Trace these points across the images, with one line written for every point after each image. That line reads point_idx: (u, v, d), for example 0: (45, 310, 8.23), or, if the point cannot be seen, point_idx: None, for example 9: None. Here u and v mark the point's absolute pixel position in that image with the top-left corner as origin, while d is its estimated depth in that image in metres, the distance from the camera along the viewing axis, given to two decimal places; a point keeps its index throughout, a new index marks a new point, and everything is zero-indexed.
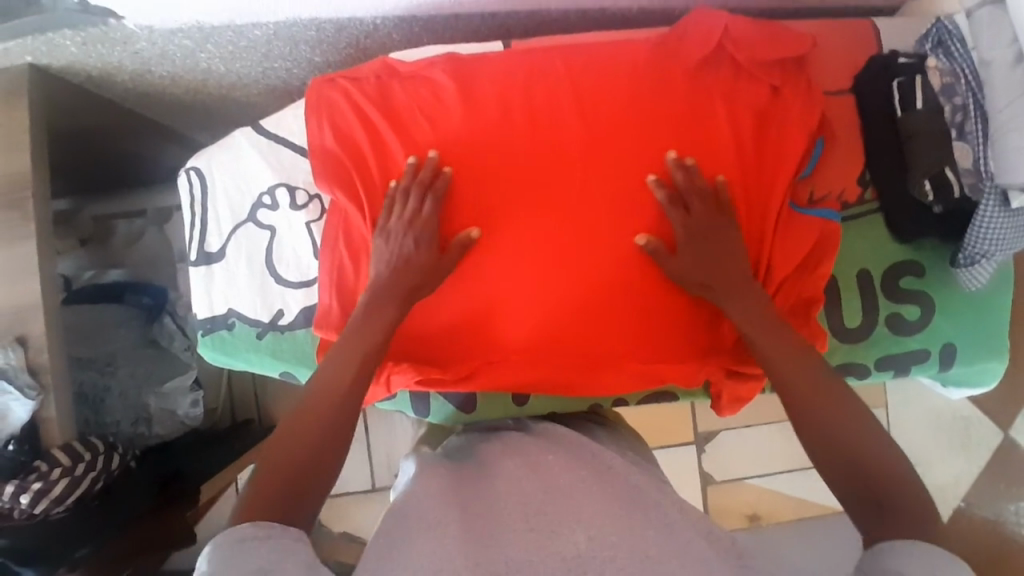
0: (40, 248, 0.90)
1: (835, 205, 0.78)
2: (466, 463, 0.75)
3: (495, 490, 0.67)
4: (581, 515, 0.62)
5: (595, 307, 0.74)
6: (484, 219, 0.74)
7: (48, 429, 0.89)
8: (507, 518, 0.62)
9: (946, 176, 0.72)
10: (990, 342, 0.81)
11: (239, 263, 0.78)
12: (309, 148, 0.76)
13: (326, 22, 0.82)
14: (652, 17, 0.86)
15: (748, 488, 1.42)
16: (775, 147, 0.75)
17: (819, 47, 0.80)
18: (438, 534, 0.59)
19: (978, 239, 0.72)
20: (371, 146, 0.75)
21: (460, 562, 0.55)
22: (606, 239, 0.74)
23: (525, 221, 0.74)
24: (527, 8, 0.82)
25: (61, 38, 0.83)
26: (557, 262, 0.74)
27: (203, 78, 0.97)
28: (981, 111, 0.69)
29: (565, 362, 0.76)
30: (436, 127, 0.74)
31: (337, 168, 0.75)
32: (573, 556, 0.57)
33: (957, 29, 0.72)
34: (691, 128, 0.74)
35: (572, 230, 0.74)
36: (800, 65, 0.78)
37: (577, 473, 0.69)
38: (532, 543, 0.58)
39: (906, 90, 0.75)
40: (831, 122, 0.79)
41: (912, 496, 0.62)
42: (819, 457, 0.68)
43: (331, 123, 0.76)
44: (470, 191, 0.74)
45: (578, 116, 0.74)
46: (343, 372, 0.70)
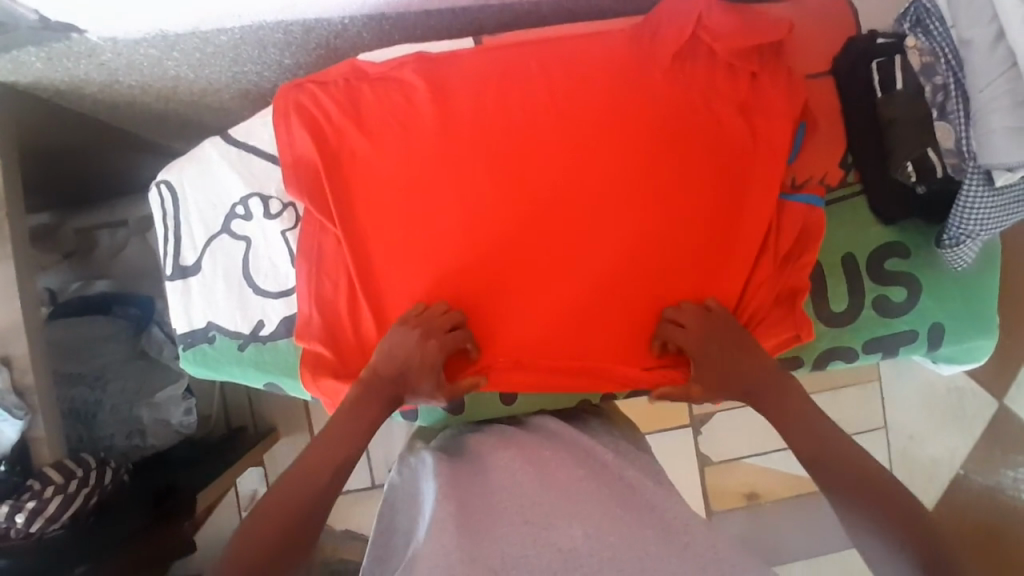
0: (19, 268, 0.89)
1: (818, 190, 0.77)
2: (463, 457, 0.74)
3: (489, 486, 0.67)
4: (575, 509, 0.62)
5: (587, 311, 0.74)
6: (472, 225, 0.73)
7: (39, 448, 0.89)
8: (503, 511, 0.62)
9: (928, 156, 0.72)
10: (979, 320, 0.80)
11: (217, 277, 0.77)
12: (282, 157, 0.74)
13: (294, 24, 0.80)
14: (626, 5, 0.84)
15: (745, 468, 1.43)
16: (761, 139, 0.74)
17: (797, 32, 0.79)
18: (438, 529, 0.59)
19: (963, 219, 0.71)
20: (344, 153, 0.74)
21: (457, 557, 0.56)
22: (598, 240, 0.74)
23: (515, 227, 0.74)
24: (497, 1, 0.80)
25: (26, 55, 0.82)
26: (547, 268, 0.74)
27: (173, 85, 0.95)
28: (962, 90, 0.68)
29: (554, 363, 0.75)
30: (410, 132, 0.73)
31: (311, 177, 0.74)
32: (568, 548, 0.58)
33: (935, 7, 0.70)
34: (675, 125, 0.73)
35: (563, 233, 0.74)
36: (778, 50, 0.76)
37: (575, 471, 0.68)
38: (526, 535, 0.59)
39: (884, 69, 0.74)
40: (812, 107, 0.78)
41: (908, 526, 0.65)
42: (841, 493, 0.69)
43: (300, 129, 0.74)
44: (455, 197, 0.73)
45: (562, 115, 0.73)
46: (357, 424, 0.71)
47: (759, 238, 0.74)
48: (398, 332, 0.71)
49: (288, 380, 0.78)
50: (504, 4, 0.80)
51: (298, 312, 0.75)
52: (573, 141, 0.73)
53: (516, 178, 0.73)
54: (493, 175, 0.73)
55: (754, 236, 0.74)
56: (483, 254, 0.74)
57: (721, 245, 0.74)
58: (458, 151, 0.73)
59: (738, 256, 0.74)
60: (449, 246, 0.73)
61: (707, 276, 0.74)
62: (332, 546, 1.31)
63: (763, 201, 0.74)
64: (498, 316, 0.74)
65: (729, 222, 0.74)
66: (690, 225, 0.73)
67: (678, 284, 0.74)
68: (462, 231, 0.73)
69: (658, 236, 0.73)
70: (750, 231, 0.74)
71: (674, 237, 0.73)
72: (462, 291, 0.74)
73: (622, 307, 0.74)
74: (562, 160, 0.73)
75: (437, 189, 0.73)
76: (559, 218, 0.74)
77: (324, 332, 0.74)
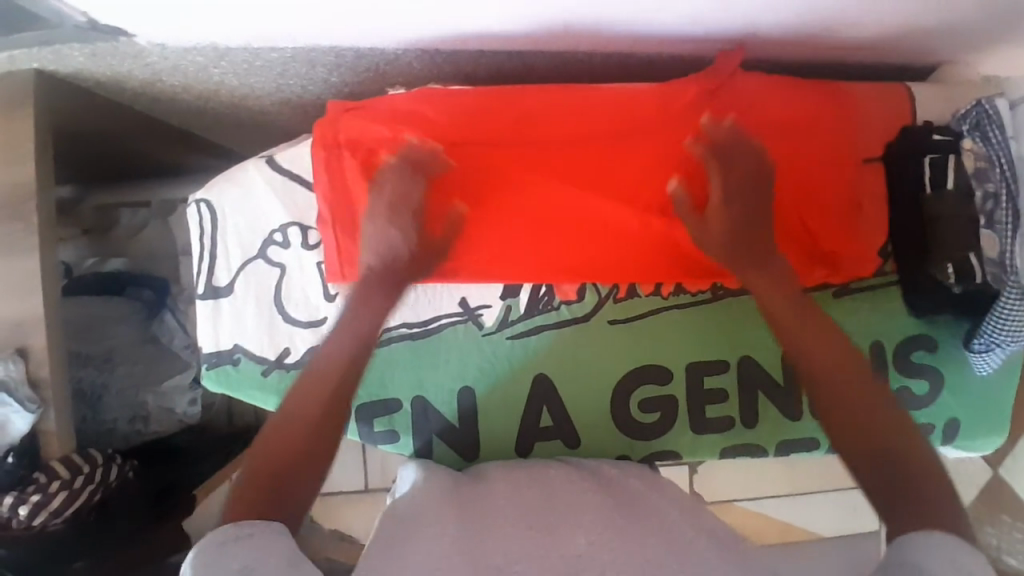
0: (44, 262, 0.88)
1: (869, 263, 0.77)
2: (469, 476, 0.73)
3: (495, 502, 0.65)
4: (582, 520, 0.61)
5: (649, 268, 0.76)
6: (503, 205, 0.73)
7: (48, 442, 0.88)
8: (506, 522, 0.61)
9: (970, 261, 0.70)
10: (992, 418, 0.80)
11: (247, 302, 0.76)
12: (327, 183, 0.73)
13: (347, 49, 0.80)
14: (682, 66, 0.83)
15: (737, 511, 1.45)
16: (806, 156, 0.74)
17: (860, 99, 0.76)
18: (438, 530, 0.59)
19: (995, 327, 0.70)
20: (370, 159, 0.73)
21: (458, 559, 0.54)
22: (623, 219, 0.73)
23: (546, 199, 0.73)
24: (553, 49, 0.79)
25: (70, 50, 0.79)
26: (575, 235, 0.74)
27: (214, 88, 0.94)
28: (1014, 203, 0.67)
29: (583, 270, 0.76)
30: (446, 137, 0.73)
31: (341, 188, 0.73)
32: (573, 556, 0.56)
33: (996, 114, 0.69)
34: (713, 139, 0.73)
35: (592, 214, 0.74)
36: (840, 113, 0.75)
37: (583, 486, 0.68)
38: (530, 540, 0.58)
39: (937, 167, 0.72)
40: (869, 175, 0.76)
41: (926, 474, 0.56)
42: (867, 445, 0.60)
43: (355, 147, 0.73)
44: (498, 189, 0.73)
45: (595, 125, 0.73)
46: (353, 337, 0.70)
47: (818, 150, 0.74)
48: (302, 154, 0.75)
49: None
50: (559, 51, 0.79)
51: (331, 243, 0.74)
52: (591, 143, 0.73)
53: (538, 165, 0.73)
54: (524, 171, 0.73)
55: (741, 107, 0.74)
56: (534, 224, 0.74)
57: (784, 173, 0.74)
58: (495, 146, 0.73)
59: (804, 162, 0.74)
60: (498, 227, 0.74)
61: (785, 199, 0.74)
62: (318, 547, 1.35)
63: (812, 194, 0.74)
64: (527, 258, 0.75)
65: (766, 99, 0.74)
66: (744, 117, 0.74)
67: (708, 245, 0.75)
68: (507, 217, 0.74)
69: (696, 109, 0.73)
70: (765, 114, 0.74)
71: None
72: (487, 252, 0.75)
73: (660, 251, 0.75)
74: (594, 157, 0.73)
75: (475, 194, 0.73)
76: (604, 169, 0.73)
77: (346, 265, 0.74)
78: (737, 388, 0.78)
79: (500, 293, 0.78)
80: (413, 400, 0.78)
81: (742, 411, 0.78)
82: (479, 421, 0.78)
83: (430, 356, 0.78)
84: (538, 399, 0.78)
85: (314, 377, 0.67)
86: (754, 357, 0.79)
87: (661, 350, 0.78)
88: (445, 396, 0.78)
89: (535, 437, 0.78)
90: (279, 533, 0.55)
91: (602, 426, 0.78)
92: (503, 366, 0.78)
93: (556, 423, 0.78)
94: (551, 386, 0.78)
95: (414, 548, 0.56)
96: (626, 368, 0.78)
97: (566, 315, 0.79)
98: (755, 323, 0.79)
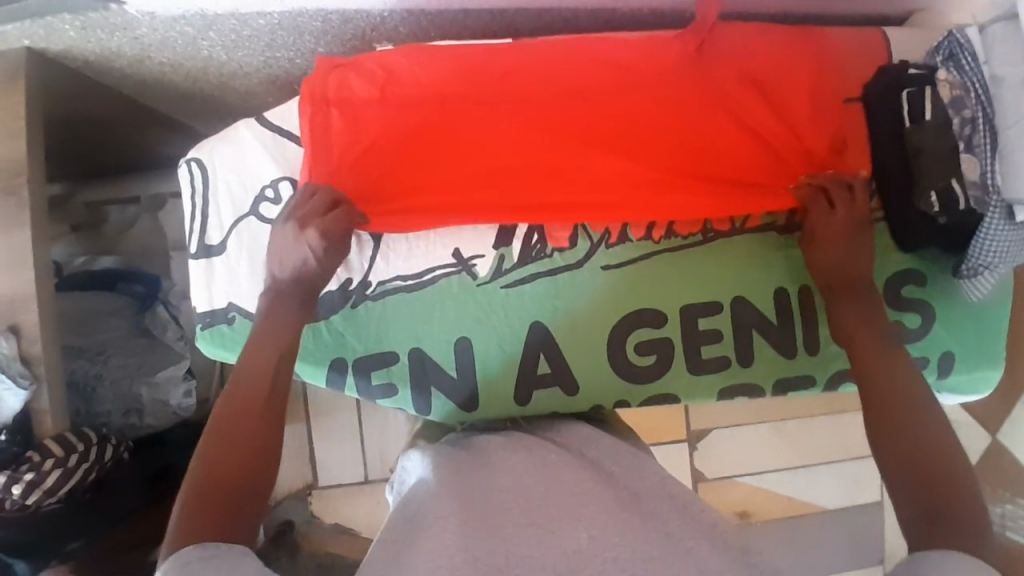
0: (35, 237, 0.88)
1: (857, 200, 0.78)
2: (464, 453, 0.72)
3: (493, 479, 0.66)
4: (583, 513, 0.59)
5: (641, 208, 0.76)
6: (489, 151, 0.74)
7: (41, 421, 0.87)
8: (507, 512, 0.60)
9: (952, 188, 0.71)
10: (984, 349, 0.82)
11: (241, 258, 0.76)
12: (309, 139, 0.74)
13: (333, 13, 0.81)
14: (662, 18, 0.85)
15: (739, 487, 1.44)
16: (785, 97, 0.76)
17: (827, 40, 0.79)
18: (438, 531, 0.57)
19: (982, 251, 0.72)
20: (357, 111, 0.74)
21: (461, 558, 0.53)
22: (613, 162, 0.75)
23: (535, 144, 0.74)
24: (537, 5, 0.80)
25: (60, 22, 0.80)
26: (564, 181, 0.75)
27: (203, 65, 0.95)
28: (991, 125, 0.68)
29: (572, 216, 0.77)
30: (432, 88, 0.74)
31: (324, 141, 0.74)
32: (573, 552, 0.54)
33: (968, 42, 0.70)
34: (698, 79, 0.75)
35: (579, 158, 0.75)
36: (815, 54, 0.78)
37: (584, 475, 0.65)
38: (533, 536, 0.56)
39: (914, 99, 0.74)
40: (841, 118, 0.77)
41: (959, 481, 0.60)
42: (901, 454, 0.63)
43: (340, 104, 0.74)
44: (489, 135, 0.74)
45: (581, 70, 0.75)
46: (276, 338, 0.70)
47: (798, 89, 0.76)
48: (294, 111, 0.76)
49: (305, 366, 0.77)
50: (544, 7, 0.81)
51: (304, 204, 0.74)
52: (580, 90, 0.75)
53: (525, 112, 0.74)
54: (510, 117, 0.74)
55: (722, 50, 0.76)
56: (522, 171, 0.75)
57: (765, 112, 0.76)
58: (482, 95, 0.74)
59: (784, 99, 0.76)
60: (483, 173, 0.75)
61: (766, 137, 0.76)
62: (319, 539, 1.34)
63: (794, 131, 0.76)
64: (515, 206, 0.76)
65: (755, 44, 0.77)
66: (728, 60, 0.76)
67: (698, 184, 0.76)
68: (499, 163, 0.75)
69: (686, 55, 0.75)
70: (750, 53, 0.76)
71: (717, 81, 0.75)
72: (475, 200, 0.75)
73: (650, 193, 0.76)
74: (583, 101, 0.74)
75: (467, 140, 0.74)
76: (598, 113, 0.74)
77: None
78: (732, 328, 0.79)
79: (492, 242, 0.79)
80: (409, 352, 0.78)
81: (737, 351, 0.79)
82: (476, 370, 0.78)
83: (424, 308, 0.78)
84: (535, 347, 0.78)
85: (246, 382, 0.67)
86: (747, 297, 0.79)
87: (657, 293, 0.79)
88: (443, 348, 0.78)
89: (532, 389, 0.78)
90: (242, 553, 0.54)
91: (600, 374, 0.79)
92: (500, 317, 0.78)
93: (553, 369, 0.78)
94: (546, 332, 0.78)
95: (418, 553, 0.55)
96: (621, 313, 0.78)
97: (560, 261, 0.79)
98: (745, 263, 0.79)
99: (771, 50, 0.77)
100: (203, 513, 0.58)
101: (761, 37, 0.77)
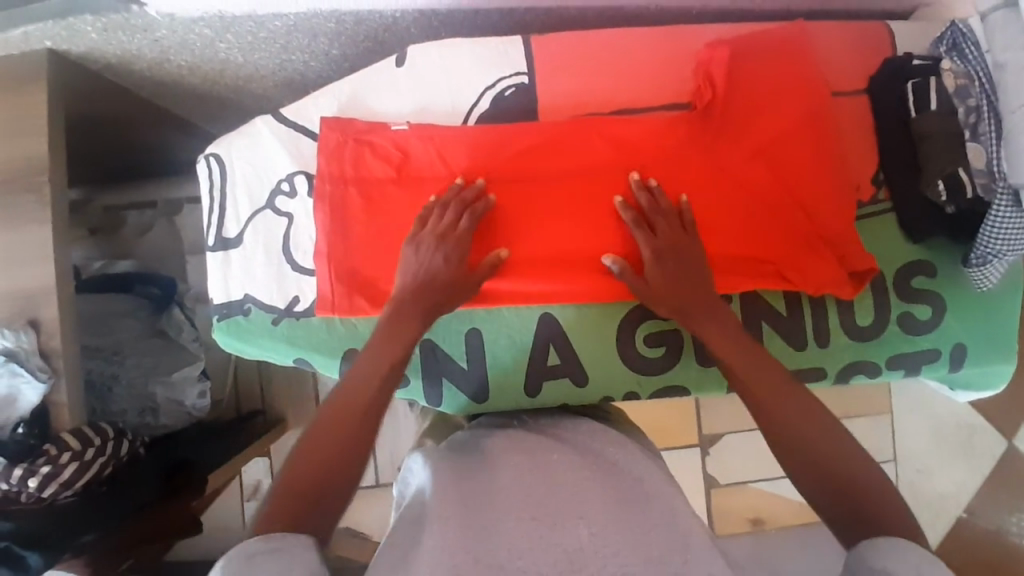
0: (56, 233, 0.90)
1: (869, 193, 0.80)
2: (466, 451, 0.72)
3: (492, 477, 0.65)
4: (582, 509, 0.59)
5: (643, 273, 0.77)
6: (500, 214, 0.76)
7: (59, 414, 0.89)
8: (506, 506, 0.60)
9: (959, 175, 0.73)
10: (996, 342, 0.81)
11: (256, 251, 0.78)
12: (326, 174, 0.76)
13: (347, 14, 0.83)
14: (669, 16, 0.86)
15: (752, 492, 1.43)
16: (797, 156, 0.77)
17: (832, 47, 0.81)
18: (439, 527, 0.57)
19: (989, 240, 0.72)
20: (374, 191, 0.76)
21: (462, 558, 0.54)
22: (618, 223, 0.76)
23: (547, 207, 0.76)
24: (547, 5, 0.82)
25: (82, 23, 0.82)
26: (570, 244, 0.76)
27: (220, 69, 0.98)
28: (995, 112, 0.70)
29: (580, 281, 0.76)
30: (451, 155, 0.76)
31: (342, 216, 0.76)
32: (573, 550, 0.55)
33: (971, 32, 0.72)
34: (707, 142, 0.77)
35: (585, 220, 0.76)
36: (830, 105, 0.79)
37: (582, 473, 0.65)
38: (532, 534, 0.56)
39: (920, 90, 0.76)
40: (841, 123, 0.80)
41: (886, 508, 0.60)
42: (823, 489, 0.63)
43: (356, 169, 0.76)
44: (498, 197, 0.76)
45: (592, 135, 0.77)
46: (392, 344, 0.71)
47: (812, 148, 0.77)
48: (319, 108, 0.79)
49: (319, 357, 0.78)
50: (552, 6, 0.82)
51: (318, 208, 0.76)
52: (588, 156, 0.77)
53: (536, 177, 0.77)
54: (522, 180, 0.77)
55: (733, 109, 0.77)
56: (528, 235, 0.76)
57: (775, 174, 0.77)
58: (495, 161, 0.77)
59: (796, 155, 0.77)
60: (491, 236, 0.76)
61: (775, 198, 0.77)
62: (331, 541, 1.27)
63: (805, 190, 0.77)
64: (521, 268, 0.76)
65: (761, 103, 0.78)
66: (740, 123, 0.77)
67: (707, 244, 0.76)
68: (508, 236, 0.76)
69: (693, 122, 0.77)
70: (762, 115, 0.77)
71: (726, 147, 0.77)
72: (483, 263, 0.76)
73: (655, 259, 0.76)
74: (591, 168, 0.77)
75: None
76: (604, 185, 0.76)
77: (348, 253, 0.76)
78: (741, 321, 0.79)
79: None
80: (420, 344, 0.79)
81: None
82: (486, 361, 0.79)
83: None
84: (545, 339, 0.79)
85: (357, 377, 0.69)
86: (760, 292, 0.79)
87: None
88: (454, 338, 0.79)
89: (541, 381, 0.79)
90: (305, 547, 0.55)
91: (611, 365, 0.79)
92: (509, 309, 0.79)
93: (563, 360, 0.79)
94: (555, 323, 0.79)
95: (421, 550, 0.56)
96: (631, 303, 0.79)
97: None
98: None
99: (786, 103, 0.78)
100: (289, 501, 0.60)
101: (779, 95, 0.78)
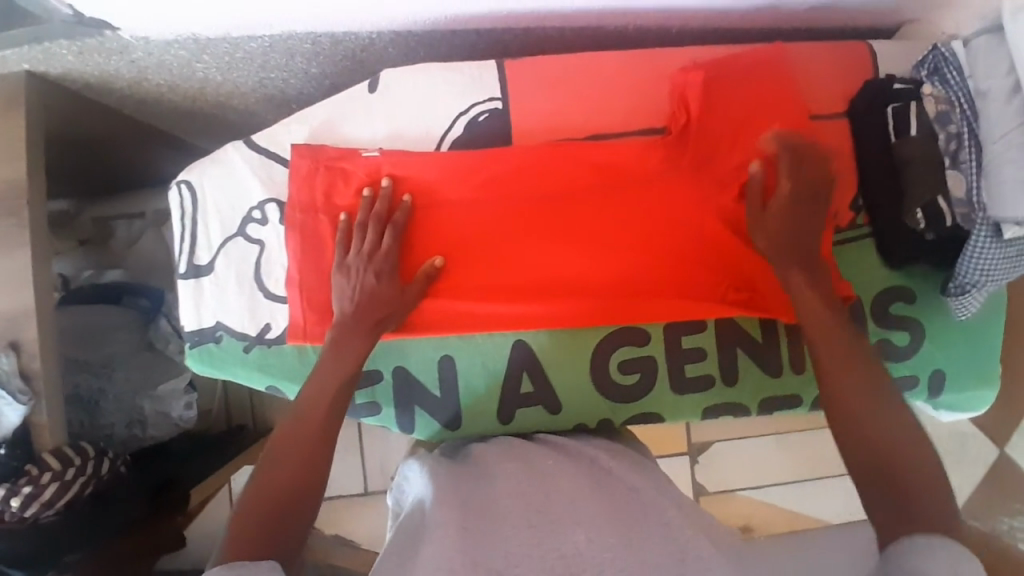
0: (36, 254, 0.90)
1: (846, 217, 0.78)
2: (462, 461, 0.73)
3: (491, 487, 0.65)
4: (581, 519, 0.59)
5: (623, 302, 0.77)
6: (476, 242, 0.76)
7: (40, 434, 0.89)
8: (507, 515, 0.59)
9: (939, 204, 0.72)
10: (975, 368, 0.81)
11: (229, 280, 0.78)
12: (296, 203, 0.75)
13: (323, 35, 0.82)
14: (649, 35, 0.85)
15: (741, 501, 1.42)
16: None
17: (813, 69, 0.79)
18: (439, 532, 0.57)
19: (969, 268, 0.72)
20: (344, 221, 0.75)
21: (460, 560, 0.53)
22: (597, 250, 0.76)
23: (524, 234, 0.76)
24: (525, 25, 0.81)
25: (57, 47, 0.82)
26: (547, 272, 0.76)
27: (200, 87, 0.97)
28: (975, 140, 0.68)
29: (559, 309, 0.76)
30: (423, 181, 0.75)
31: (312, 248, 0.75)
32: (571, 555, 0.55)
33: (953, 56, 0.70)
34: (686, 167, 0.76)
35: (567, 247, 0.76)
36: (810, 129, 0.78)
37: (580, 482, 0.65)
38: (530, 540, 0.56)
39: (900, 115, 0.74)
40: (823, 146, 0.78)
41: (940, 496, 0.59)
42: (878, 481, 0.61)
43: (326, 198, 0.75)
44: (473, 225, 0.76)
45: (567, 159, 0.75)
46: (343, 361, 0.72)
47: None
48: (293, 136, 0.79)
49: (291, 384, 0.79)
50: (529, 26, 0.81)
51: (289, 238, 0.75)
52: (566, 180, 0.76)
53: (511, 203, 0.76)
54: (497, 207, 0.75)
55: (712, 132, 0.76)
56: (504, 263, 0.76)
57: None
58: (469, 187, 0.75)
59: None
60: (468, 265, 0.76)
61: None
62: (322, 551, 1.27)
63: None
64: (498, 297, 0.76)
65: (741, 127, 0.76)
66: (720, 147, 0.76)
67: (684, 272, 0.76)
68: (487, 264, 0.76)
69: (671, 147, 0.76)
70: (743, 137, 0.76)
71: (705, 173, 0.76)
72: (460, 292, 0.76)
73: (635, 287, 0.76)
74: (570, 192, 0.76)
75: (453, 239, 0.75)
76: (582, 212, 0.76)
77: (319, 286, 0.76)
78: (716, 347, 0.80)
79: None
80: (394, 370, 0.79)
81: (722, 369, 0.80)
82: (460, 387, 0.79)
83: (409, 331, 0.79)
84: (519, 367, 0.79)
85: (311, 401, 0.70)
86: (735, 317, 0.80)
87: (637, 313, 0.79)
88: (430, 364, 0.79)
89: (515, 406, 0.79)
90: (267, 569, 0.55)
91: (586, 391, 0.79)
92: (484, 336, 0.78)
93: (536, 387, 0.79)
94: (532, 348, 0.78)
95: (424, 552, 0.56)
96: (606, 330, 0.78)
97: None
98: None
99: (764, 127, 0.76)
100: (251, 531, 0.60)
101: (758, 119, 0.76)
